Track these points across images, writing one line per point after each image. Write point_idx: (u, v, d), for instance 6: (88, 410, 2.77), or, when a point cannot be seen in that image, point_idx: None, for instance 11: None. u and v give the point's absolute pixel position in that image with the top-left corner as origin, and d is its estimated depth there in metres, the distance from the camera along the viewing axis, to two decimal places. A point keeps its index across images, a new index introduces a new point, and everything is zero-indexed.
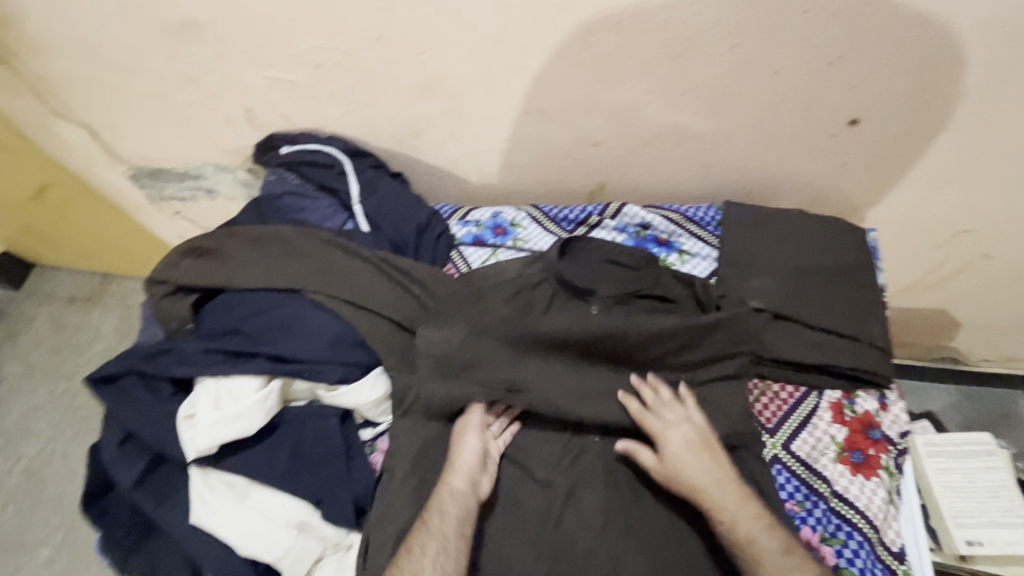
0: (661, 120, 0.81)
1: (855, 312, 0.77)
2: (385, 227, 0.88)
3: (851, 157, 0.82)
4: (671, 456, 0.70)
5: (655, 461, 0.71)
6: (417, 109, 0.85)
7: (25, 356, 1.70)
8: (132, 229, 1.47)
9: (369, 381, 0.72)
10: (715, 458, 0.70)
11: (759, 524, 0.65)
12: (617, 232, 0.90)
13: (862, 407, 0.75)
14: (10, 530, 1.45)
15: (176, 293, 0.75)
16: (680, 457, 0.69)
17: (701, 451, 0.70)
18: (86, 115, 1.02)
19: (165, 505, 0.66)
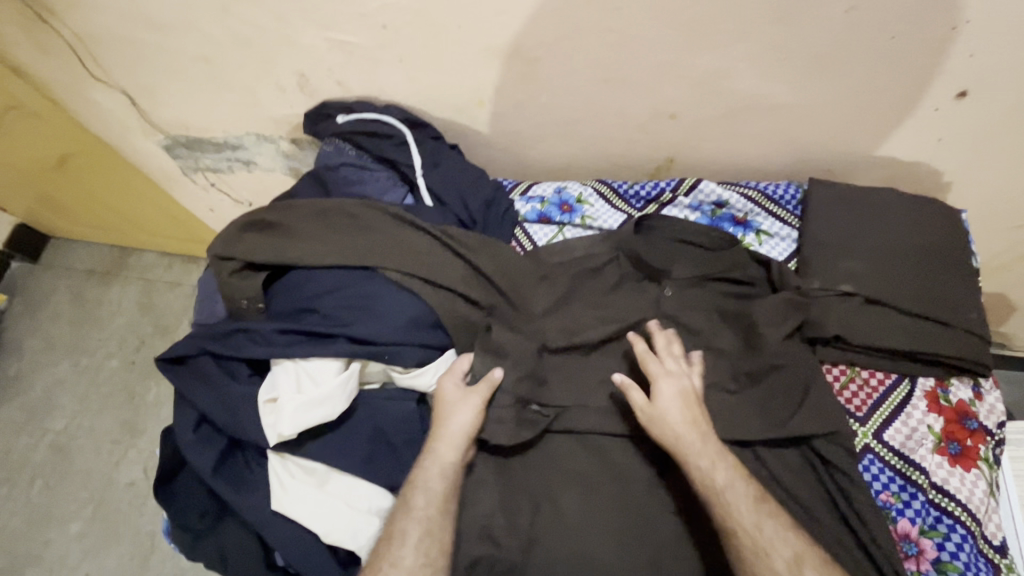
0: (750, 91, 0.76)
1: (951, 297, 0.74)
2: (450, 202, 0.84)
3: (948, 133, 0.78)
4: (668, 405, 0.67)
5: (644, 401, 0.68)
6: (486, 76, 0.80)
7: (47, 330, 1.67)
8: (159, 202, 1.42)
9: (445, 363, 0.71)
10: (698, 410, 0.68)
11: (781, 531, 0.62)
12: (691, 211, 0.86)
13: (955, 395, 0.72)
14: (40, 504, 1.44)
15: (243, 272, 0.71)
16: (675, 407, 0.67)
17: (697, 408, 0.68)
18: (123, 78, 0.96)
19: (243, 490, 0.64)
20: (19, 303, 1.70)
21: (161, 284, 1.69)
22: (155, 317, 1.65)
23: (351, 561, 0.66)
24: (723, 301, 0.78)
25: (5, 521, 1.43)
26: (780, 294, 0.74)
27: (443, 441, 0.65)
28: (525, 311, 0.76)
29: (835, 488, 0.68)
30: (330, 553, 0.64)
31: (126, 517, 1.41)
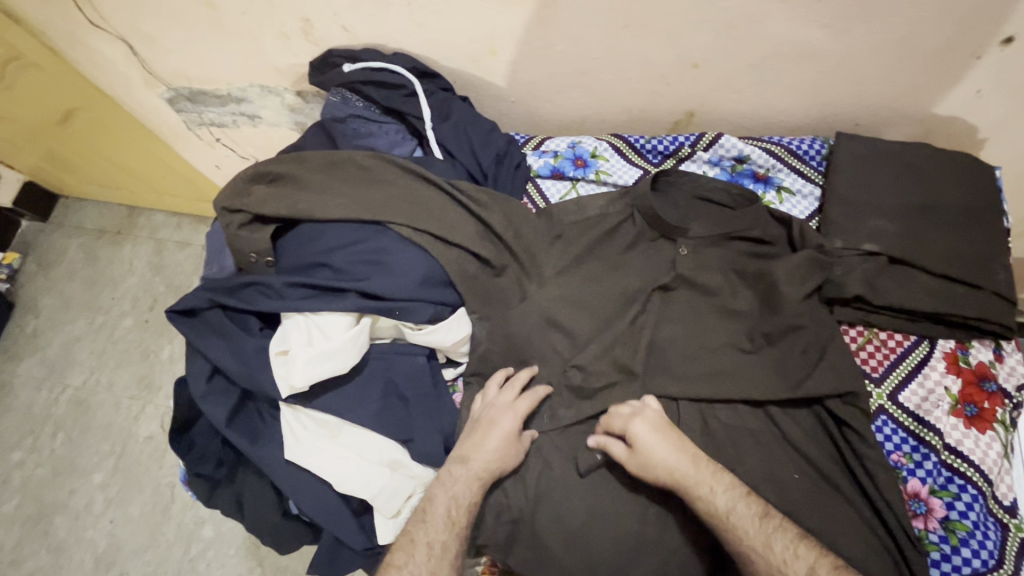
0: (780, 37, 0.72)
1: (979, 257, 0.71)
2: (461, 155, 0.82)
3: (989, 85, 0.73)
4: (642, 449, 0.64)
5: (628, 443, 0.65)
6: (500, 21, 0.76)
7: (61, 288, 1.68)
8: (166, 159, 1.40)
9: (456, 320, 0.70)
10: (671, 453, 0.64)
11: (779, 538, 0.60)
12: (710, 166, 0.83)
13: (975, 358, 0.71)
14: (63, 455, 1.49)
15: (251, 225, 0.70)
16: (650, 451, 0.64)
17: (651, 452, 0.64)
18: (123, 25, 0.93)
19: (258, 442, 0.65)
20: (32, 260, 1.72)
21: (171, 243, 1.69)
22: (166, 277, 1.66)
23: (363, 510, 0.68)
24: (739, 261, 0.76)
25: (32, 470, 1.48)
26: (803, 252, 0.72)
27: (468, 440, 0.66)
28: (536, 272, 0.75)
29: (847, 450, 0.67)
30: (343, 502, 0.66)
31: (146, 469, 1.46)
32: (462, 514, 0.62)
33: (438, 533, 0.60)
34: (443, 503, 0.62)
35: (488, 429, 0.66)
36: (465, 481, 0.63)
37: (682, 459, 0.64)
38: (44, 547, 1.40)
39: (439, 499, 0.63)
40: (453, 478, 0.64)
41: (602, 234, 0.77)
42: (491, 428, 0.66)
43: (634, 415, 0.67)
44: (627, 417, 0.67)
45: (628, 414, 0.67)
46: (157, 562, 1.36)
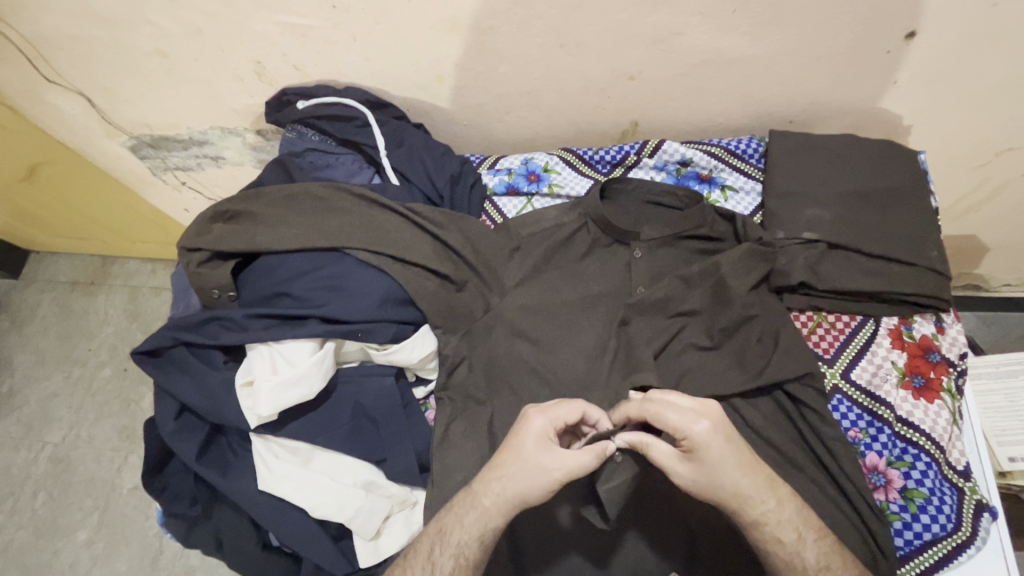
0: (705, 46, 0.76)
1: (912, 236, 0.76)
2: (416, 179, 0.85)
3: (903, 75, 0.79)
4: (694, 474, 0.58)
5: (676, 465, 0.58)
6: (443, 50, 0.80)
7: (35, 344, 1.67)
8: (134, 206, 1.41)
9: (420, 338, 0.71)
10: (723, 481, 0.58)
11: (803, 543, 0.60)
12: (656, 171, 0.87)
13: (919, 332, 0.74)
14: (45, 515, 1.46)
15: (212, 262, 0.71)
16: (700, 480, 0.58)
17: (712, 473, 0.58)
18: (81, 80, 0.95)
19: (230, 475, 0.65)
20: (4, 318, 1.70)
21: (145, 290, 1.68)
22: (143, 323, 1.65)
23: (342, 535, 0.68)
24: (689, 258, 0.81)
25: (13, 535, 1.45)
26: (743, 245, 0.75)
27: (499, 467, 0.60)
28: (497, 285, 0.77)
29: (815, 439, 0.69)
30: (321, 528, 0.67)
31: (132, 522, 1.43)
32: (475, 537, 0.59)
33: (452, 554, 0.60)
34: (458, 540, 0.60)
35: (528, 473, 0.58)
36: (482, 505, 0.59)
37: (744, 468, 0.59)
38: None
39: (453, 542, 0.60)
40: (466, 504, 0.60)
41: (558, 244, 0.80)
42: (538, 478, 0.58)
43: (681, 415, 0.58)
44: (675, 418, 0.58)
45: (676, 414, 0.59)
46: None
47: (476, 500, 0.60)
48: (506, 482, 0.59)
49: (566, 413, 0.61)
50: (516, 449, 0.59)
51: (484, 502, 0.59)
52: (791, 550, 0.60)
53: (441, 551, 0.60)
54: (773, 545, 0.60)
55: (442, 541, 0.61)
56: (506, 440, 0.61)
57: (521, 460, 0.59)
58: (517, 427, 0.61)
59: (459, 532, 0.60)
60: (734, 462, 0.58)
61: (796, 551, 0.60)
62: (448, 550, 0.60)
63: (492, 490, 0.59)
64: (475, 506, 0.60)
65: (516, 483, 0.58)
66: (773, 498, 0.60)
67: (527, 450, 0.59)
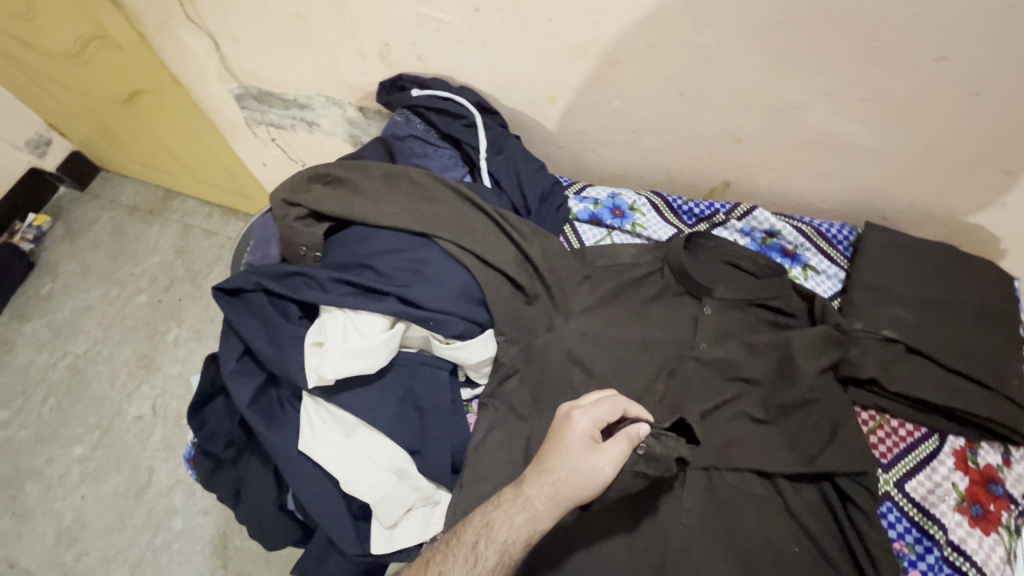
0: (820, 125, 0.77)
1: (993, 359, 0.74)
2: (508, 188, 0.87)
3: (1013, 199, 0.78)
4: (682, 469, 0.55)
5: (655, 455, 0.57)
6: (565, 72, 0.82)
7: (84, 255, 1.72)
8: (215, 150, 1.46)
9: (483, 341, 0.71)
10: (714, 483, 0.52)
11: None
12: (741, 235, 0.87)
13: (984, 459, 0.71)
14: (50, 420, 1.48)
15: (306, 220, 0.73)
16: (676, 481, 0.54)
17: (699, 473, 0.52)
18: (215, 24, 1.01)
19: (274, 428, 0.65)
20: (63, 225, 1.76)
21: (198, 231, 1.73)
22: (187, 262, 1.69)
23: (361, 515, 0.68)
24: (759, 328, 0.80)
25: (15, 432, 1.47)
26: (820, 328, 0.74)
27: (550, 460, 0.59)
28: (564, 307, 0.77)
29: (859, 546, 0.65)
30: (345, 502, 0.66)
31: (129, 449, 1.44)
32: (518, 538, 0.58)
33: (488, 550, 0.58)
34: (502, 543, 0.58)
35: (579, 473, 0.58)
36: (528, 498, 0.59)
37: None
38: (8, 514, 1.37)
39: (499, 538, 0.58)
40: (508, 502, 0.59)
41: (631, 282, 0.80)
42: (587, 481, 0.57)
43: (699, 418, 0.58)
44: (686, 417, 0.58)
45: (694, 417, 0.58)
46: (118, 548, 1.32)
47: (528, 501, 0.58)
48: (552, 478, 0.58)
49: (609, 410, 0.61)
50: (565, 451, 0.59)
51: (536, 504, 0.58)
52: None
53: (486, 545, 0.58)
54: None
55: (488, 535, 0.58)
56: (550, 446, 0.60)
57: (572, 462, 0.58)
58: (559, 429, 0.61)
59: (509, 530, 0.58)
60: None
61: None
62: (493, 543, 0.58)
63: (543, 492, 0.58)
64: (527, 507, 0.58)
65: (564, 478, 0.58)
66: None
67: (576, 453, 0.59)
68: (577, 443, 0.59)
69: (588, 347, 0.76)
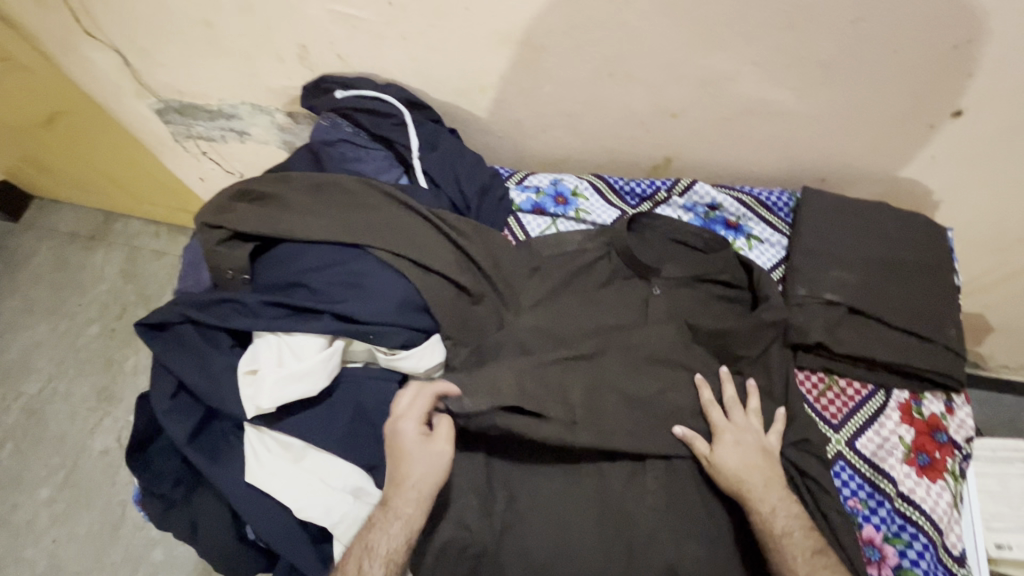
0: (751, 94, 0.77)
1: (933, 312, 0.76)
2: (445, 186, 0.84)
3: (940, 151, 0.79)
4: (723, 446, 0.68)
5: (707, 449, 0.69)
6: (491, 61, 0.80)
7: (23, 291, 1.63)
8: (148, 168, 1.39)
9: (428, 348, 0.69)
10: (773, 465, 0.68)
11: (796, 525, 0.64)
12: (684, 211, 0.87)
13: (928, 409, 0.74)
14: (8, 468, 1.41)
15: (230, 242, 0.70)
16: (724, 454, 0.67)
17: (745, 458, 0.67)
18: (122, 38, 0.95)
19: (220, 463, 0.64)
20: None
21: (144, 253, 1.66)
22: (136, 286, 1.62)
23: (323, 538, 0.66)
24: (710, 302, 0.80)
25: None
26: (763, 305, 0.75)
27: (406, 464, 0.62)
28: (513, 303, 0.77)
29: (813, 506, 0.68)
30: (302, 529, 0.64)
31: (97, 485, 1.39)
32: (401, 549, 0.60)
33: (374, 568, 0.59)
34: (386, 555, 0.59)
35: (430, 464, 0.63)
36: (399, 508, 0.61)
37: (756, 468, 0.67)
38: None
39: (382, 552, 0.59)
40: (384, 517, 0.61)
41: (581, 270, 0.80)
42: (436, 464, 0.63)
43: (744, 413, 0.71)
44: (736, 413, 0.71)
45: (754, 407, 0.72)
46: None
47: (399, 510, 0.61)
48: (412, 481, 0.61)
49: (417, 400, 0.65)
50: (410, 455, 0.62)
51: (407, 510, 0.61)
52: (764, 520, 0.64)
53: (369, 565, 0.59)
54: (755, 517, 0.65)
55: (370, 555, 0.59)
56: (397, 456, 0.62)
57: (420, 459, 0.62)
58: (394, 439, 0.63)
59: (387, 544, 0.60)
60: (747, 452, 0.68)
61: (780, 540, 0.63)
62: (377, 560, 0.59)
63: (410, 498, 0.61)
64: (399, 516, 0.61)
65: (419, 476, 0.62)
66: (776, 491, 0.66)
67: (417, 450, 0.62)
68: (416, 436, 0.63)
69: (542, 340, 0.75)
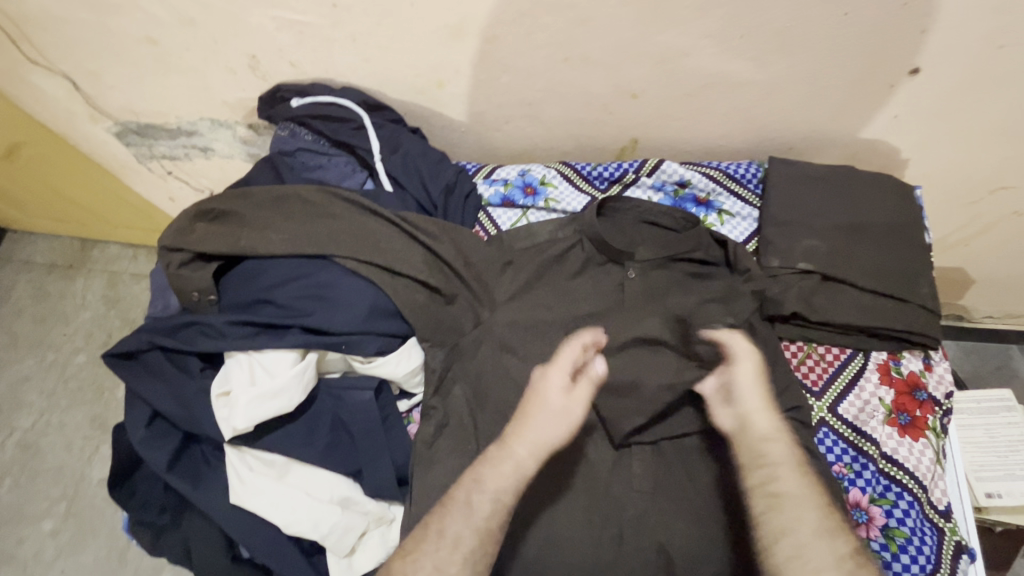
0: (708, 68, 0.76)
1: (906, 272, 0.76)
2: (410, 186, 0.83)
3: (902, 109, 0.79)
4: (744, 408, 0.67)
5: (727, 415, 0.68)
6: (444, 55, 0.78)
7: (4, 327, 1.61)
8: (115, 192, 1.37)
9: (406, 350, 0.70)
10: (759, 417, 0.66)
11: (821, 519, 0.59)
12: (654, 191, 0.86)
13: (907, 368, 0.74)
14: (8, 504, 1.40)
15: (193, 263, 0.69)
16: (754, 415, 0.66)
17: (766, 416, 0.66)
18: (70, 63, 0.93)
19: (201, 487, 0.63)
20: None
21: (123, 278, 1.64)
22: (120, 312, 1.60)
23: (315, 550, 0.66)
24: (686, 281, 0.79)
25: None
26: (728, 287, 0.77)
27: (521, 434, 0.64)
28: (488, 299, 0.76)
29: None
30: (293, 544, 0.64)
31: (101, 513, 1.38)
32: (495, 513, 0.60)
33: (461, 525, 0.59)
34: (492, 493, 0.60)
35: (555, 418, 0.65)
36: (508, 463, 0.62)
37: (770, 423, 0.66)
38: None
39: (488, 488, 0.61)
40: (496, 460, 0.63)
41: (555, 261, 0.79)
42: (564, 420, 0.65)
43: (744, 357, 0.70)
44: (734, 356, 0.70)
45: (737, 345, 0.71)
46: None
47: (510, 450, 0.63)
48: (534, 432, 0.64)
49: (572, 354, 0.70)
50: (545, 402, 0.66)
51: (517, 451, 0.63)
52: (793, 514, 0.60)
53: (478, 497, 0.60)
54: (772, 515, 0.60)
55: (478, 489, 0.61)
56: (529, 406, 0.66)
57: (548, 409, 0.65)
58: (535, 394, 0.67)
59: (496, 480, 0.61)
60: (769, 413, 0.67)
61: (814, 539, 0.58)
62: (485, 495, 0.60)
63: (527, 438, 0.63)
64: (511, 458, 0.63)
65: (543, 429, 0.64)
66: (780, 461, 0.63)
67: (551, 402, 0.66)
68: (557, 398, 0.66)
69: (521, 334, 0.75)
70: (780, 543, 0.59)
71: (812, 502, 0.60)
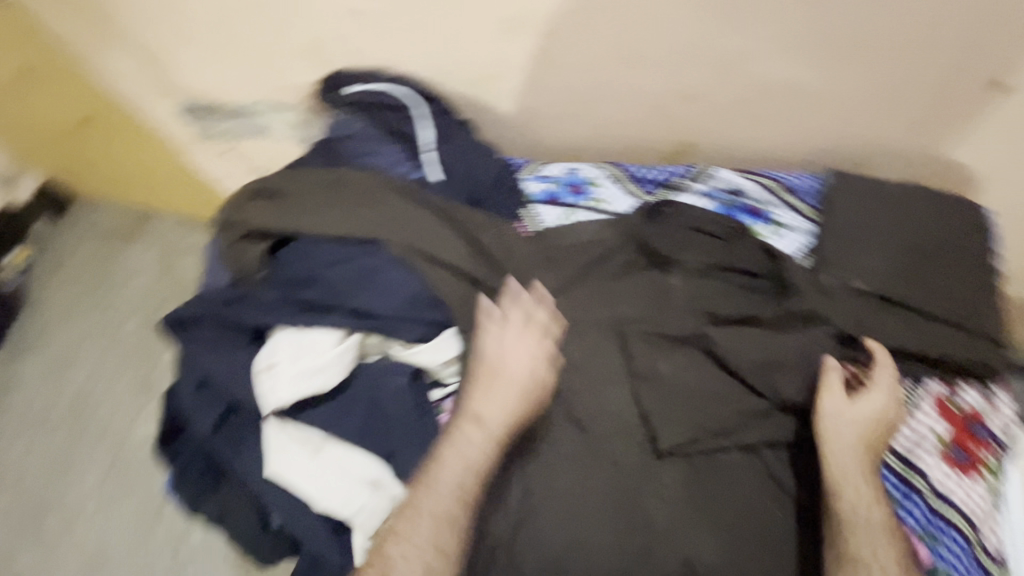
0: (772, 74, 0.74)
1: (970, 301, 0.72)
2: (458, 178, 0.83)
3: (981, 128, 0.74)
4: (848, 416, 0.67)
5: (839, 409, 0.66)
6: (502, 49, 0.79)
7: (66, 288, 1.71)
8: (175, 168, 1.43)
9: (443, 341, 0.70)
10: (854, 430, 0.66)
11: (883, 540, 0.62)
12: (706, 198, 0.84)
13: (967, 403, 0.71)
14: (57, 454, 1.49)
15: (248, 239, 0.72)
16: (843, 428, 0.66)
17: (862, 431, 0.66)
18: (145, 41, 0.97)
19: (240, 456, 0.67)
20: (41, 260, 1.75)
21: (176, 250, 1.71)
22: (169, 282, 1.68)
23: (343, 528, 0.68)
24: (731, 291, 0.76)
25: (25, 469, 1.48)
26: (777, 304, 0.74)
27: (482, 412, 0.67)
28: (527, 294, 0.76)
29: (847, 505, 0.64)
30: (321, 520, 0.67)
31: (138, 472, 1.45)
32: (471, 480, 0.64)
33: (444, 504, 0.63)
34: (438, 492, 0.63)
35: (512, 389, 0.68)
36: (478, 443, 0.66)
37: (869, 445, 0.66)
38: (31, 547, 1.39)
39: (450, 487, 0.63)
40: (468, 439, 0.66)
41: (599, 261, 0.79)
42: (511, 384, 0.68)
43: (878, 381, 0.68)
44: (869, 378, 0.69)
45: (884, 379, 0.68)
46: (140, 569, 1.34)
47: (452, 440, 0.66)
48: (491, 403, 0.67)
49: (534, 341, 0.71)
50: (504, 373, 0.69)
51: (473, 449, 0.65)
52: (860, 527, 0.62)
53: (432, 501, 0.63)
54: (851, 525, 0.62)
55: (409, 529, 0.61)
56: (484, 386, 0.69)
57: (507, 382, 0.68)
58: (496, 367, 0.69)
59: (459, 462, 0.64)
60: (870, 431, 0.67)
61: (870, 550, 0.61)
62: (444, 499, 0.63)
63: (458, 444, 0.65)
64: (466, 458, 0.65)
65: (496, 400, 0.67)
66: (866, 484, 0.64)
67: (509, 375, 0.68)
68: (518, 367, 0.69)
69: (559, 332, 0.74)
70: (844, 549, 0.61)
71: (885, 536, 0.62)
